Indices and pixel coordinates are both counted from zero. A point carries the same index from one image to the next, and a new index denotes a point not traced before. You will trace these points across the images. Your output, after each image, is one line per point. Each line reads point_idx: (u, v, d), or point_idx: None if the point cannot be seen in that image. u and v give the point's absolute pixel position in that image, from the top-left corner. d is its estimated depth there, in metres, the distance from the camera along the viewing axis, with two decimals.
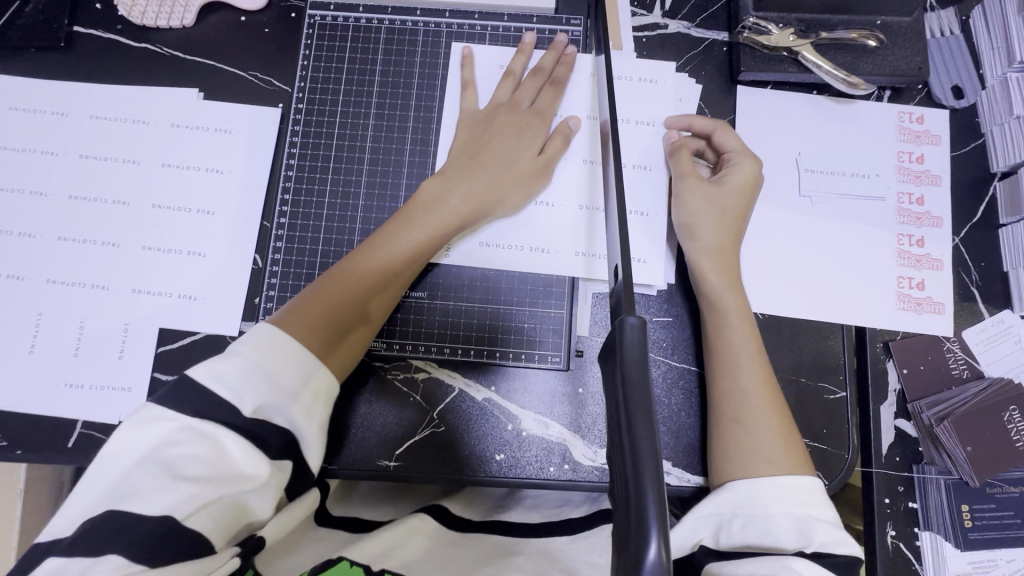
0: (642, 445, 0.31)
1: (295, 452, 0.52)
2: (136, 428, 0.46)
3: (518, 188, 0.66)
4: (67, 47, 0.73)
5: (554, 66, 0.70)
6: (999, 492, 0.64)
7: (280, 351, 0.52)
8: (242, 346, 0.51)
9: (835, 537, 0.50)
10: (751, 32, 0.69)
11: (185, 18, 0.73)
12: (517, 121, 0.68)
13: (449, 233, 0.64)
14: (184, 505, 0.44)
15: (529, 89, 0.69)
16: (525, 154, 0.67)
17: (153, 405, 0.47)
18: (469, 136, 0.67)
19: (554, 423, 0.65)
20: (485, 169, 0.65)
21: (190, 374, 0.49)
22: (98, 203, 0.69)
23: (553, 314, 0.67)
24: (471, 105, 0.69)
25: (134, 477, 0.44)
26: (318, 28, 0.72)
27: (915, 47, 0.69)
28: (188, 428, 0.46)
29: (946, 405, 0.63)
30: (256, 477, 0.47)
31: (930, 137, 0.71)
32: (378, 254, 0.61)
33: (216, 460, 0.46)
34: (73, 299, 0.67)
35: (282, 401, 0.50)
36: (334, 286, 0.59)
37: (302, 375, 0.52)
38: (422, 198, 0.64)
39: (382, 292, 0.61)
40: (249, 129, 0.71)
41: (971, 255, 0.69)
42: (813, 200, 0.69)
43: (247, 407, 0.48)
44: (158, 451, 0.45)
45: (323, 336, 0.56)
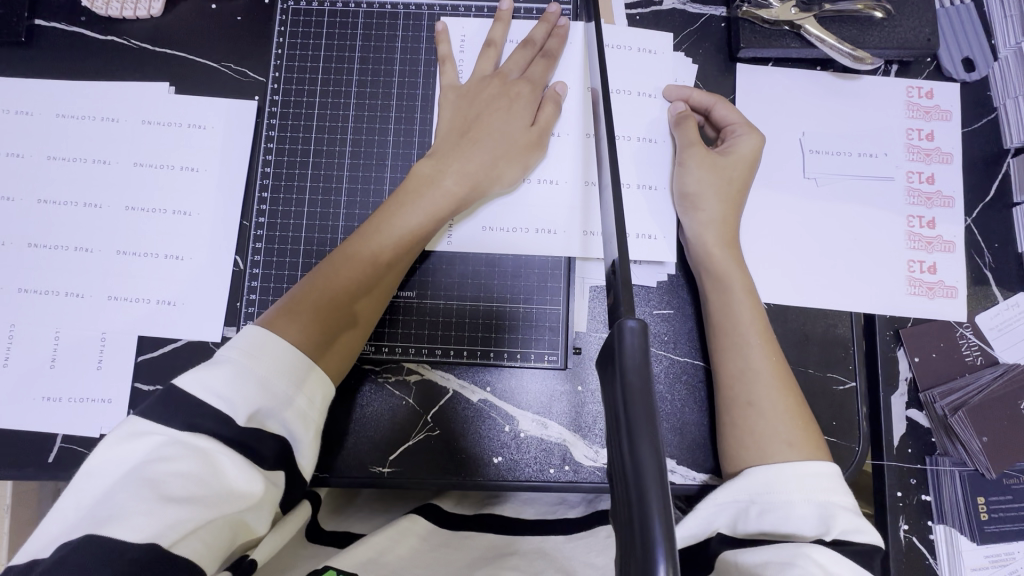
0: (645, 466, 0.29)
1: (289, 461, 0.49)
2: (122, 443, 0.43)
3: (513, 163, 0.62)
4: (28, 42, 0.69)
5: (546, 38, 0.67)
6: (1015, 483, 0.61)
7: (273, 356, 0.49)
8: (231, 352, 0.49)
9: (858, 525, 0.47)
10: (750, 6, 0.66)
11: (152, 7, 0.69)
12: (507, 91, 0.64)
13: (443, 217, 0.61)
14: (172, 528, 0.41)
15: (520, 58, 0.65)
16: (517, 128, 0.63)
17: (140, 419, 0.44)
18: (455, 113, 0.64)
19: (553, 423, 0.63)
20: (477, 148, 0.62)
21: (177, 385, 0.46)
22: (68, 207, 0.66)
23: (549, 310, 0.64)
24: (453, 80, 0.66)
25: (118, 496, 0.40)
26: (291, 15, 0.68)
27: (923, 17, 0.66)
28: (178, 443, 0.43)
29: (960, 395, 0.60)
30: (251, 494, 0.45)
31: (940, 112, 0.67)
32: (368, 245, 0.59)
33: (208, 477, 0.43)
34: (47, 309, 0.64)
35: (277, 406, 0.48)
36: (323, 282, 0.57)
37: (296, 380, 0.50)
38: (413, 182, 0.61)
39: (376, 285, 0.59)
40: (225, 123, 0.68)
41: (984, 237, 0.66)
42: (818, 182, 0.65)
43: (240, 415, 0.46)
44: (145, 467, 0.42)
45: (316, 334, 0.54)
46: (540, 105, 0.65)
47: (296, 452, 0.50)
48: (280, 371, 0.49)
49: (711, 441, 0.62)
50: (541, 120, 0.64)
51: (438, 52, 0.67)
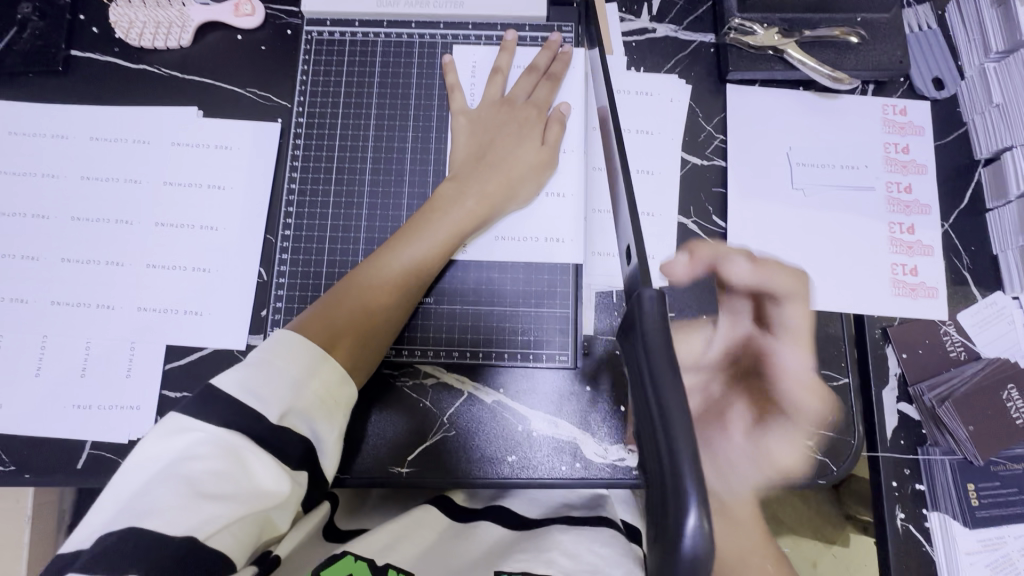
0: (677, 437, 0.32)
1: (312, 463, 0.52)
2: (164, 437, 0.46)
3: (528, 181, 0.67)
4: (64, 71, 0.74)
5: (551, 63, 0.72)
6: (1002, 469, 0.64)
7: (303, 359, 0.53)
8: (263, 352, 0.52)
9: None
10: (737, 33, 0.72)
11: (182, 38, 0.74)
12: (517, 116, 0.69)
13: (465, 234, 0.65)
14: (206, 524, 0.43)
15: (526, 83, 0.71)
16: (528, 146, 0.68)
17: (180, 416, 0.47)
18: (471, 135, 0.69)
19: (563, 422, 0.66)
20: (493, 167, 0.67)
21: (215, 385, 0.49)
22: (101, 224, 0.70)
23: (558, 314, 0.68)
24: (462, 106, 0.71)
25: (156, 492, 0.43)
26: (315, 44, 0.73)
27: (895, 41, 0.72)
28: (212, 442, 0.46)
29: (945, 387, 0.64)
30: (278, 494, 0.47)
31: (914, 127, 0.73)
32: (392, 260, 0.62)
33: (239, 475, 0.46)
34: (78, 320, 0.67)
35: (308, 411, 0.51)
36: (351, 294, 0.60)
37: (326, 386, 0.53)
38: (437, 200, 0.65)
39: (400, 299, 0.62)
40: (250, 144, 0.72)
41: (961, 241, 0.71)
42: (806, 193, 0.70)
43: (274, 413, 0.49)
44: (179, 464, 0.45)
45: (343, 340, 0.57)
46: (547, 125, 0.70)
47: (320, 454, 0.52)
48: (313, 376, 0.53)
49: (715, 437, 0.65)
50: (548, 138, 0.69)
51: (446, 81, 0.72)
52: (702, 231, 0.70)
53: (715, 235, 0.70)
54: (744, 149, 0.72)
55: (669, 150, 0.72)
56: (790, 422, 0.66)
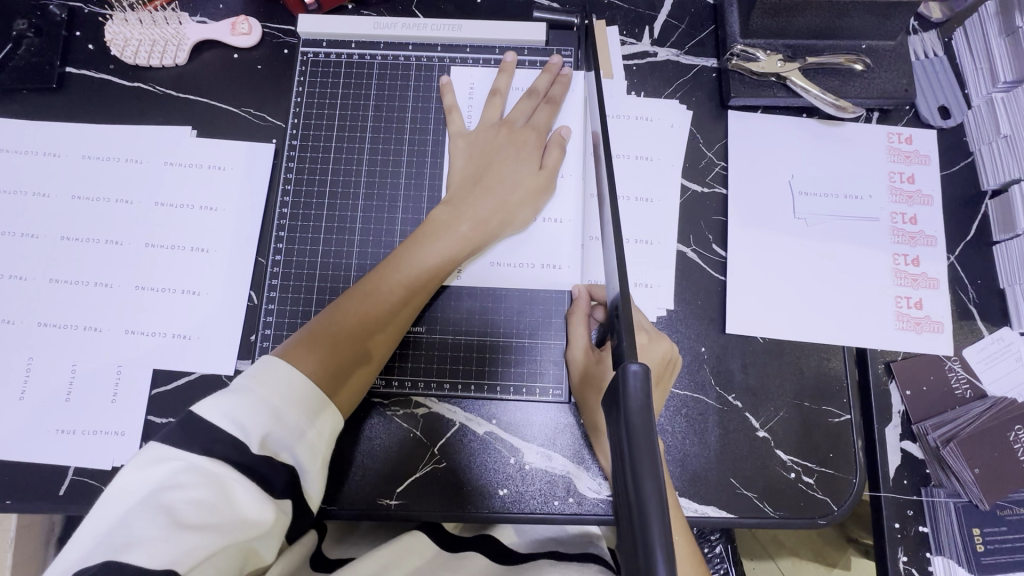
0: (651, 516, 0.31)
1: (296, 490, 0.50)
2: (141, 467, 0.44)
3: (525, 205, 0.66)
4: (59, 88, 0.73)
5: (550, 85, 0.71)
6: (1009, 514, 0.62)
7: (288, 389, 0.51)
8: (248, 380, 0.51)
9: None
10: (740, 59, 0.70)
11: (178, 57, 0.73)
12: (515, 139, 0.68)
13: (458, 260, 0.64)
14: (189, 555, 0.42)
15: (525, 105, 0.69)
16: (527, 171, 0.67)
17: (160, 444, 0.45)
18: (467, 159, 0.67)
19: (557, 455, 0.64)
20: (489, 193, 0.65)
21: (196, 412, 0.47)
22: (91, 243, 0.69)
23: (553, 344, 0.66)
24: (459, 128, 0.69)
25: (134, 524, 0.41)
26: (310, 65, 0.73)
27: (900, 69, 0.71)
28: (192, 469, 0.45)
29: (950, 427, 0.62)
30: (263, 522, 0.46)
31: (919, 156, 0.71)
32: (383, 287, 0.61)
33: (222, 504, 0.44)
34: (66, 342, 0.66)
35: (290, 438, 0.50)
36: (341, 321, 0.59)
37: (310, 415, 0.52)
38: (429, 225, 0.64)
39: (392, 328, 0.61)
40: (242, 164, 0.71)
41: (967, 274, 0.69)
42: (808, 222, 0.69)
43: (252, 441, 0.47)
44: (160, 494, 0.43)
45: (331, 372, 0.56)
46: (545, 148, 0.68)
47: (304, 482, 0.51)
48: (297, 403, 0.51)
49: (712, 474, 0.63)
50: (546, 163, 0.68)
51: (444, 102, 0.71)
52: (701, 260, 0.69)
53: (715, 264, 0.69)
54: (745, 177, 0.70)
55: (669, 177, 0.70)
56: (790, 459, 0.64)
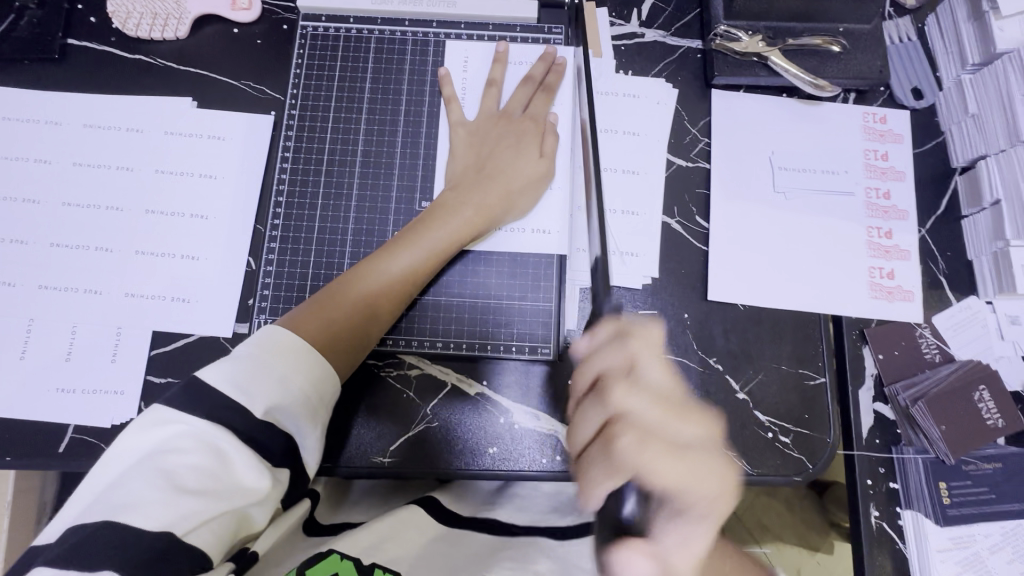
0: None
1: (295, 458, 0.51)
2: (144, 428, 0.47)
3: (525, 194, 0.69)
4: (60, 59, 0.75)
5: (545, 74, 0.74)
6: (973, 469, 0.65)
7: (295, 358, 0.53)
8: (250, 347, 0.52)
9: None
10: (723, 39, 0.74)
11: (179, 30, 0.75)
12: (514, 128, 0.71)
13: (461, 244, 0.66)
14: (185, 519, 0.44)
15: (521, 95, 0.72)
16: (527, 160, 0.69)
17: (164, 409, 0.47)
18: (468, 149, 0.70)
19: (545, 416, 0.67)
20: (491, 181, 0.68)
21: (202, 376, 0.49)
22: (91, 210, 0.70)
23: (542, 308, 0.69)
24: (459, 117, 0.71)
25: (134, 485, 0.44)
26: (309, 39, 0.75)
27: (876, 52, 0.74)
28: (192, 435, 0.46)
29: (919, 387, 0.66)
30: (257, 491, 0.47)
31: (893, 135, 0.75)
32: (387, 266, 0.63)
33: (218, 470, 0.46)
34: (66, 305, 0.68)
35: (292, 404, 0.51)
36: (346, 296, 0.61)
37: (311, 383, 0.53)
38: (436, 209, 0.66)
39: (393, 304, 0.63)
40: (241, 135, 0.73)
41: (937, 246, 0.72)
42: (787, 196, 0.72)
43: (258, 409, 0.49)
44: (159, 456, 0.45)
45: (330, 341, 0.58)
46: (543, 137, 0.71)
47: (303, 450, 0.52)
48: (300, 371, 0.53)
49: None
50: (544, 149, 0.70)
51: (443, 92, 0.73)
52: (686, 231, 0.72)
53: (698, 235, 0.71)
54: (728, 153, 0.73)
55: (656, 151, 0.73)
56: (768, 420, 0.67)
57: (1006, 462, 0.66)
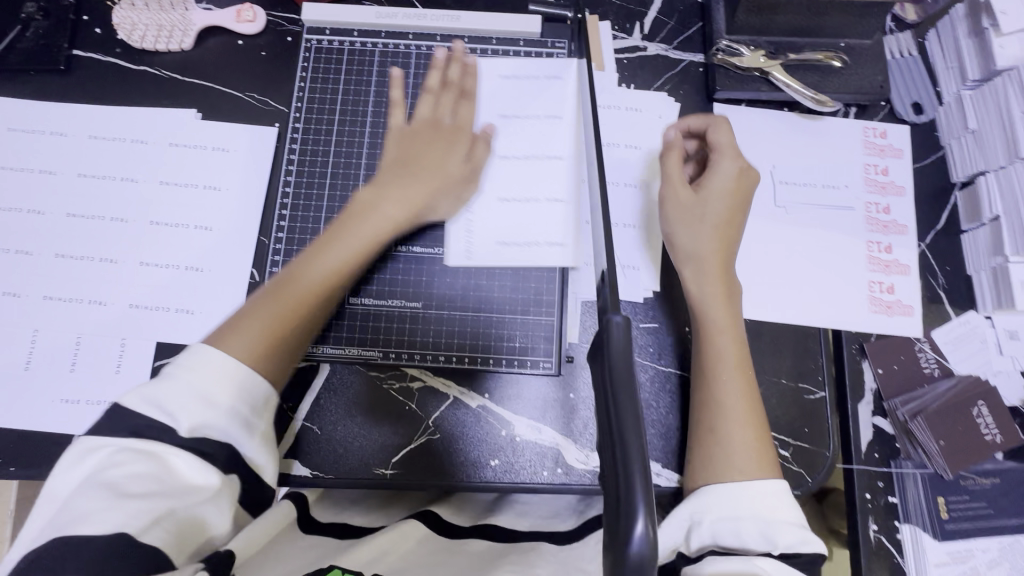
0: (630, 443, 0.34)
1: (239, 463, 0.51)
2: (69, 460, 0.45)
3: (442, 196, 0.66)
4: (66, 69, 0.75)
5: (466, 76, 0.72)
6: (971, 484, 0.66)
7: (212, 375, 0.50)
8: (174, 368, 0.50)
9: (801, 536, 0.54)
10: (725, 54, 0.74)
11: (183, 42, 0.75)
12: (438, 134, 0.68)
13: (380, 242, 0.63)
14: (136, 521, 0.44)
15: (424, 101, 0.70)
16: (452, 161, 0.67)
17: (86, 436, 0.47)
18: (395, 149, 0.67)
19: (546, 427, 0.67)
20: (423, 179, 0.65)
21: (123, 404, 0.48)
22: (96, 220, 0.71)
23: (544, 321, 0.69)
24: (400, 121, 0.70)
25: (81, 500, 0.43)
26: (313, 51, 0.75)
27: (876, 67, 0.74)
28: (124, 449, 0.46)
29: (918, 402, 0.67)
30: (205, 486, 0.47)
31: (893, 150, 0.75)
32: (327, 263, 0.60)
33: (161, 474, 0.46)
34: (70, 315, 0.68)
35: (218, 417, 0.49)
36: (286, 296, 0.58)
37: (238, 396, 0.51)
38: (356, 206, 0.63)
39: (326, 302, 0.60)
40: (246, 147, 0.74)
41: (936, 261, 0.73)
42: (787, 211, 0.73)
43: (180, 427, 0.47)
44: (96, 475, 0.45)
45: (269, 350, 0.55)
46: (472, 144, 0.69)
47: (246, 453, 0.51)
48: (227, 386, 0.50)
49: None
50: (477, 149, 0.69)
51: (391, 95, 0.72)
52: None
53: None
54: None
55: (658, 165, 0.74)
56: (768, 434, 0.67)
57: (1003, 477, 0.66)
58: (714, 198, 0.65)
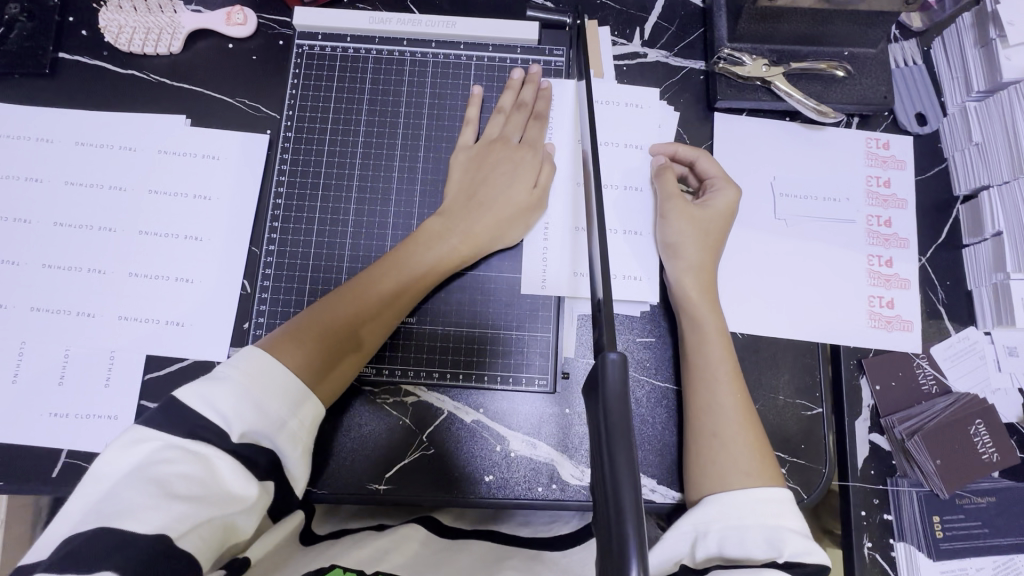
0: (624, 486, 0.33)
1: (277, 472, 0.51)
2: (122, 449, 0.46)
3: (516, 223, 0.67)
4: (51, 73, 0.73)
5: (533, 97, 0.72)
6: (968, 503, 0.66)
7: (273, 384, 0.51)
8: (231, 371, 0.51)
9: (807, 547, 0.51)
10: (726, 62, 0.72)
11: (172, 45, 0.73)
12: (512, 155, 0.69)
13: (443, 272, 0.65)
14: (177, 523, 0.43)
15: (517, 119, 0.71)
16: (519, 189, 0.68)
17: (141, 426, 0.47)
18: (463, 174, 0.69)
19: (541, 443, 0.67)
20: (481, 210, 0.67)
21: (181, 399, 0.48)
22: (84, 230, 0.69)
23: (540, 337, 0.68)
24: (468, 140, 0.71)
25: (124, 494, 0.43)
26: (305, 58, 0.73)
27: (880, 77, 0.73)
28: (174, 447, 0.46)
29: (916, 420, 0.66)
30: (245, 498, 0.47)
31: (896, 161, 0.74)
32: (385, 284, 0.62)
33: (208, 479, 0.46)
34: (58, 327, 0.67)
35: (270, 428, 0.50)
36: (335, 312, 0.60)
37: (291, 405, 0.52)
38: (422, 233, 0.66)
39: (379, 321, 0.62)
40: (236, 155, 0.72)
41: (937, 275, 0.72)
42: (788, 223, 0.71)
43: (234, 431, 0.48)
44: (147, 468, 0.45)
45: (318, 363, 0.56)
46: (539, 167, 0.70)
47: (287, 464, 0.51)
48: (278, 394, 0.51)
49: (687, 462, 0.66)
50: (541, 178, 0.69)
51: (466, 112, 0.72)
52: None
53: None
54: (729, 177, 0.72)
55: None
56: None
57: (998, 496, 0.66)
58: (710, 217, 0.67)
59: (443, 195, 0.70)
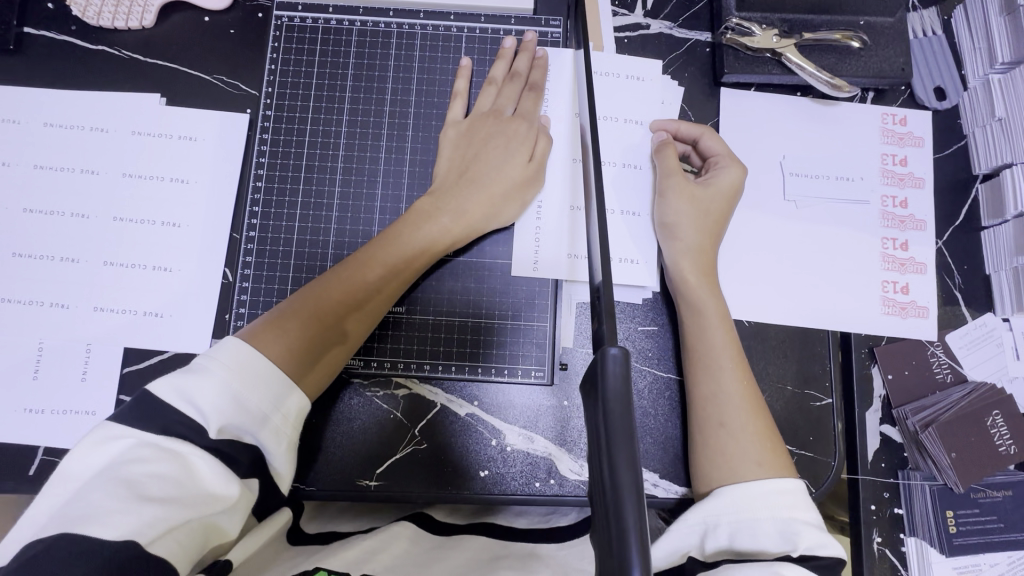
0: (626, 496, 0.30)
1: (260, 468, 0.48)
2: (89, 448, 0.42)
3: (512, 202, 0.64)
4: (16, 49, 0.69)
5: (529, 69, 0.68)
6: (982, 497, 0.64)
7: (256, 376, 0.47)
8: (209, 362, 0.47)
9: (823, 540, 0.47)
10: (735, 33, 0.68)
11: (144, 18, 0.69)
12: (505, 128, 0.65)
13: (434, 255, 0.62)
14: (150, 527, 0.39)
15: (511, 92, 0.67)
16: (513, 164, 0.64)
17: (112, 422, 0.43)
18: (454, 150, 0.65)
19: (539, 436, 0.64)
20: (473, 187, 0.63)
21: (153, 392, 0.45)
22: (55, 217, 0.66)
23: (537, 327, 0.65)
24: (457, 115, 0.67)
25: (91, 496, 0.39)
26: (285, 31, 0.69)
27: (898, 48, 0.68)
28: (148, 445, 0.42)
29: (930, 412, 0.63)
30: (226, 498, 0.43)
31: (913, 138, 0.70)
32: (373, 268, 0.59)
33: (184, 479, 0.42)
34: (31, 319, 0.64)
35: (252, 424, 0.46)
36: (320, 298, 0.56)
37: (275, 400, 0.48)
38: (411, 214, 0.62)
39: (368, 307, 0.58)
40: (215, 135, 0.68)
41: (954, 259, 0.69)
42: (798, 205, 0.68)
43: (212, 427, 0.44)
44: (117, 467, 0.41)
45: (304, 350, 0.53)
46: (536, 140, 0.66)
47: (270, 460, 0.48)
48: (260, 388, 0.47)
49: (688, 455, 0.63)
50: (537, 156, 0.65)
51: (453, 85, 0.68)
52: None
53: None
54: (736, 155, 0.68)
55: None
56: None
57: (1015, 490, 0.64)
58: (711, 195, 0.63)
59: (433, 175, 0.66)
